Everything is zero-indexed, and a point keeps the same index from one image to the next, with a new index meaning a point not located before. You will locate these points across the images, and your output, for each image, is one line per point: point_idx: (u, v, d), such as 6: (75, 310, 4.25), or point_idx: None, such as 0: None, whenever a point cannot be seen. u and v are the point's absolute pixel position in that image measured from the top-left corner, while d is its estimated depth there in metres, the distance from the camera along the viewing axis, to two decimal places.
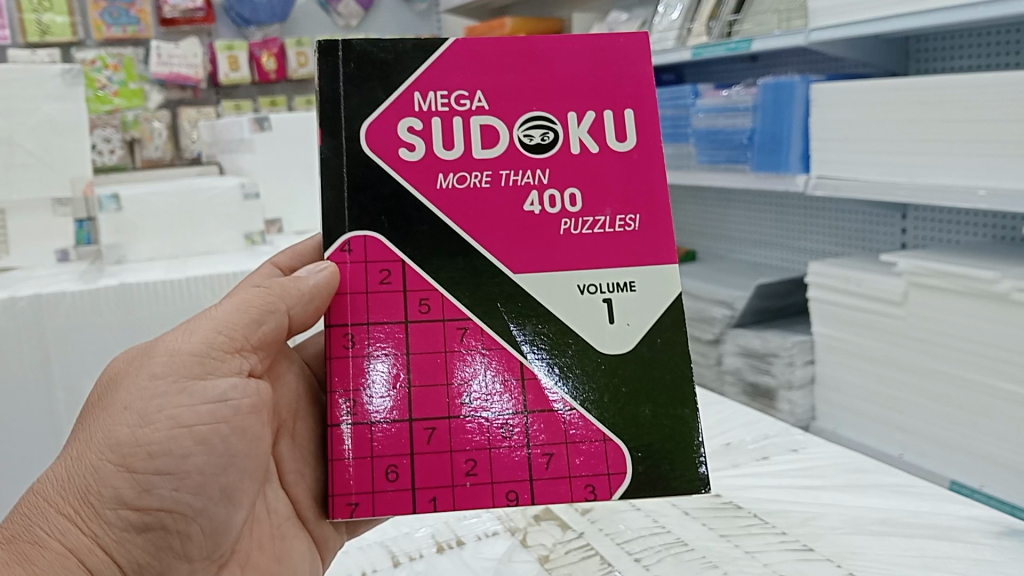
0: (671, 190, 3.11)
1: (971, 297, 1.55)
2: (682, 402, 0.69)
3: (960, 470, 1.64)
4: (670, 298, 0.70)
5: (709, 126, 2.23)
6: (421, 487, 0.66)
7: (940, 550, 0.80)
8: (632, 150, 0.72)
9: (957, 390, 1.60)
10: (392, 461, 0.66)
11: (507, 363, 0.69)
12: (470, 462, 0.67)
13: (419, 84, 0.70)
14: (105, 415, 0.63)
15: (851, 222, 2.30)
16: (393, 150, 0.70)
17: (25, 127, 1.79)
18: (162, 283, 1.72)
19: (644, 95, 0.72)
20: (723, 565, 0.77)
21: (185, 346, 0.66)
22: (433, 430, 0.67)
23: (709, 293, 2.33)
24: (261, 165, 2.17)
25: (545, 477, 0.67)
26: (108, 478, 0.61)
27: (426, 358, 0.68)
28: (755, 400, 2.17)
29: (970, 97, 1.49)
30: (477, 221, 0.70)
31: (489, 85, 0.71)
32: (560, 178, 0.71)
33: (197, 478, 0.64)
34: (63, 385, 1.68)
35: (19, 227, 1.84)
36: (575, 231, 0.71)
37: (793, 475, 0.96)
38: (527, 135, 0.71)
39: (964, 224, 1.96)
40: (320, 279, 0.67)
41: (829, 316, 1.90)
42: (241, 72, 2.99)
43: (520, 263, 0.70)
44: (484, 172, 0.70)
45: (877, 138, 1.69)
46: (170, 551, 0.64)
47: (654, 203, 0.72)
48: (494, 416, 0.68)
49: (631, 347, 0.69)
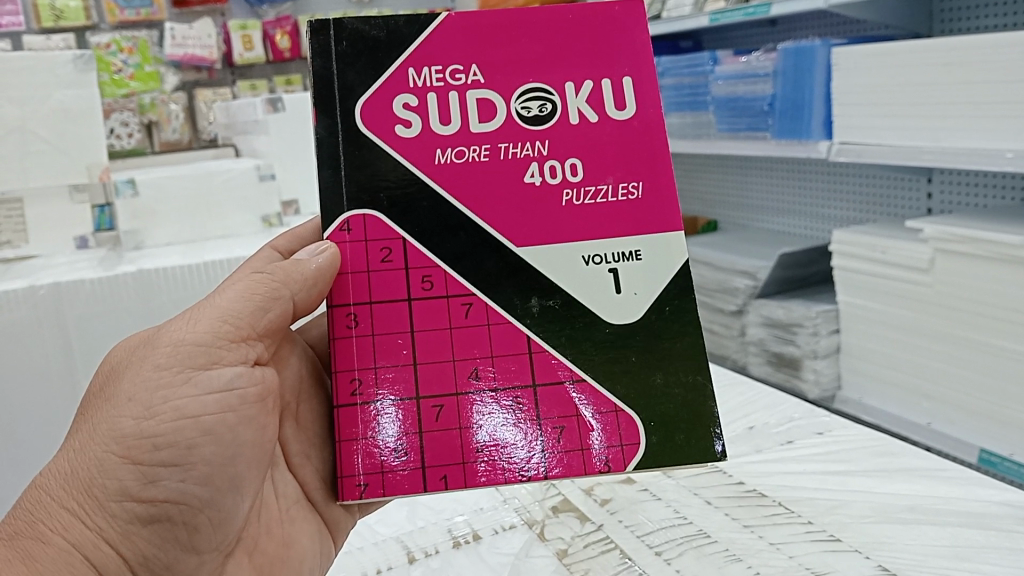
0: (692, 160, 3.07)
1: (998, 263, 1.51)
2: (695, 369, 0.67)
3: (989, 438, 1.61)
4: (676, 266, 0.68)
5: (728, 94, 2.19)
6: (431, 466, 0.64)
7: (973, 539, 0.77)
8: (631, 118, 0.70)
9: (987, 359, 1.57)
10: (402, 440, 0.64)
11: (514, 340, 0.67)
12: (480, 438, 0.65)
13: (413, 60, 0.69)
14: (109, 406, 0.62)
15: (874, 188, 2.26)
16: (388, 127, 0.68)
17: (39, 114, 1.78)
18: (180, 268, 1.71)
19: (641, 63, 0.70)
20: (747, 558, 0.75)
21: (190, 336, 0.65)
22: (441, 408, 0.65)
23: (732, 264, 2.30)
24: (276, 146, 2.14)
25: (558, 451, 0.65)
26: (112, 470, 0.60)
27: (430, 335, 0.66)
28: (780, 369, 2.15)
29: (994, 57, 1.45)
30: (478, 195, 0.68)
31: (483, 59, 0.69)
32: (560, 148, 0.69)
33: (205, 468, 0.63)
34: (87, 372, 1.69)
35: (37, 215, 1.84)
36: (577, 201, 0.69)
37: (819, 460, 0.94)
38: (525, 107, 0.69)
39: (991, 187, 1.92)
40: (322, 262, 0.66)
41: (854, 284, 1.87)
42: (256, 51, 2.99)
43: (519, 238, 0.68)
44: (482, 146, 0.69)
45: (901, 102, 1.65)
46: (178, 543, 0.63)
47: (656, 170, 0.70)
48: (501, 391, 0.66)
49: (640, 316, 0.67)
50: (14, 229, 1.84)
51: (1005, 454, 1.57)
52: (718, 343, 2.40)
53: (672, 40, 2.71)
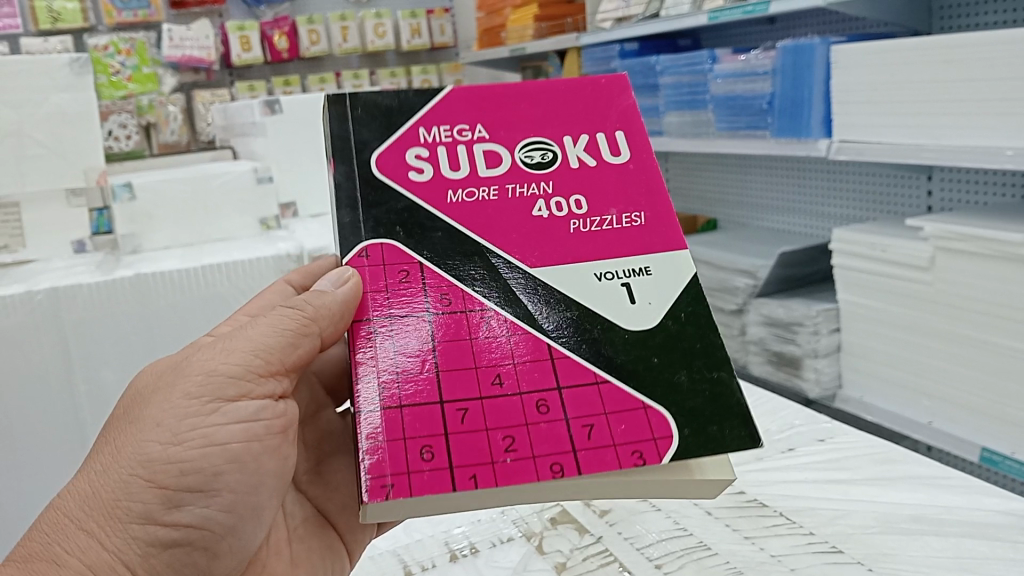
0: (691, 159, 3.07)
1: (998, 261, 1.50)
2: (718, 365, 0.63)
3: (990, 437, 1.61)
4: (687, 280, 0.67)
5: (727, 92, 2.18)
6: (458, 466, 0.57)
7: (977, 551, 0.76)
8: (627, 162, 0.72)
9: (988, 358, 1.56)
10: (426, 441, 0.58)
11: (534, 347, 0.63)
12: (508, 438, 0.59)
13: (422, 122, 0.71)
14: (135, 430, 0.62)
15: (874, 186, 2.26)
16: (401, 172, 0.68)
17: (34, 118, 1.77)
18: (178, 271, 1.70)
19: (631, 121, 0.74)
20: (748, 570, 0.74)
21: (223, 366, 0.65)
22: (466, 411, 0.60)
23: (731, 263, 2.30)
24: (273, 147, 2.14)
25: (588, 447, 0.59)
26: (137, 495, 0.60)
27: (451, 345, 0.62)
28: (781, 368, 2.14)
29: (994, 54, 1.44)
30: (489, 227, 0.67)
31: (487, 119, 0.72)
32: (564, 187, 0.70)
33: (226, 496, 0.65)
34: (84, 377, 1.68)
35: (34, 219, 1.84)
36: (586, 230, 0.68)
37: (821, 468, 0.93)
38: (529, 155, 0.70)
39: (991, 184, 1.91)
40: (344, 293, 0.64)
41: (854, 283, 1.86)
42: (253, 52, 2.99)
43: (534, 260, 0.66)
44: (491, 188, 0.69)
45: (900, 99, 1.64)
46: (194, 566, 0.64)
47: (655, 203, 0.70)
48: (527, 394, 0.61)
49: (657, 322, 0.65)
50: (10, 233, 1.82)
51: (1006, 453, 1.57)
52: None
53: (671, 39, 2.70)
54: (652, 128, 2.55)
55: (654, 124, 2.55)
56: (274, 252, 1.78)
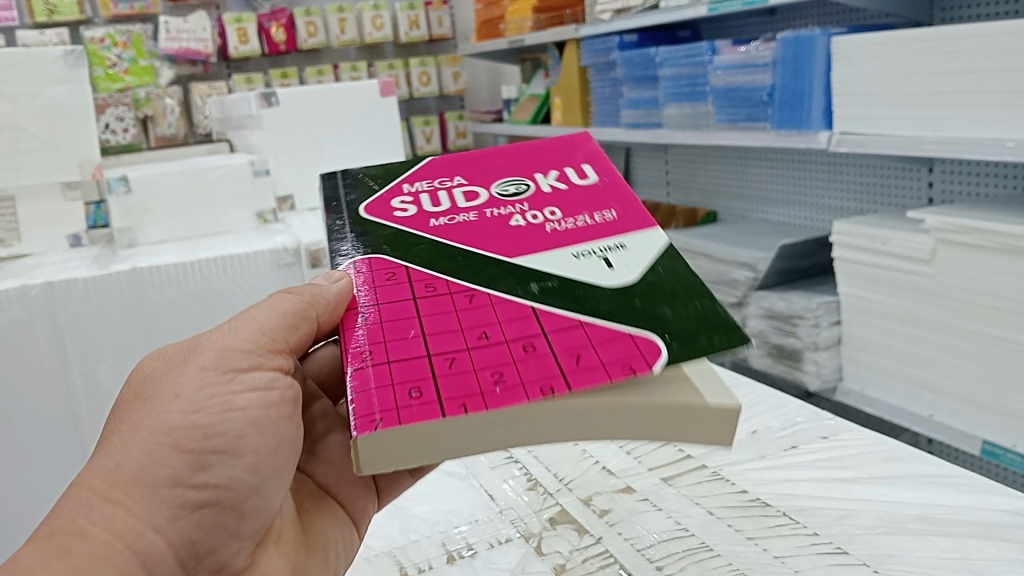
0: (690, 151, 3.05)
1: (1000, 254, 1.49)
2: (698, 296, 0.62)
3: (991, 430, 1.60)
4: (662, 248, 0.67)
5: (727, 84, 2.16)
6: (448, 400, 0.55)
7: (985, 552, 0.74)
8: (598, 183, 0.74)
9: (990, 350, 1.55)
10: (414, 384, 0.56)
11: (518, 308, 0.62)
12: (496, 374, 0.57)
13: (407, 182, 0.76)
14: (153, 404, 0.63)
15: (875, 178, 2.24)
16: (387, 213, 0.72)
17: (30, 111, 1.76)
18: (175, 266, 1.69)
19: (597, 158, 0.78)
20: (752, 573, 0.72)
21: (233, 342, 0.68)
22: (453, 359, 0.58)
23: (731, 255, 2.28)
24: (270, 140, 2.12)
25: (578, 370, 0.57)
26: (163, 459, 0.60)
27: (437, 314, 0.62)
28: (781, 361, 2.13)
29: (997, 45, 1.42)
30: (470, 237, 0.68)
31: (465, 173, 0.76)
32: (539, 202, 0.72)
33: (251, 457, 0.65)
34: (80, 371, 1.67)
35: (29, 212, 1.82)
36: (562, 227, 0.69)
37: (824, 466, 0.91)
38: (504, 189, 0.74)
39: (994, 176, 1.90)
40: (337, 289, 0.66)
41: (855, 276, 1.85)
42: (251, 44, 2.97)
43: (509, 251, 0.67)
44: (470, 213, 0.71)
45: (901, 91, 1.63)
46: (223, 528, 0.64)
47: (626, 204, 0.72)
48: (513, 340, 0.60)
49: (637, 276, 0.64)
50: (5, 228, 1.81)
51: (1007, 446, 1.56)
52: None
53: (670, 30, 2.68)
54: (651, 120, 2.54)
55: (653, 116, 2.54)
56: (271, 246, 1.76)
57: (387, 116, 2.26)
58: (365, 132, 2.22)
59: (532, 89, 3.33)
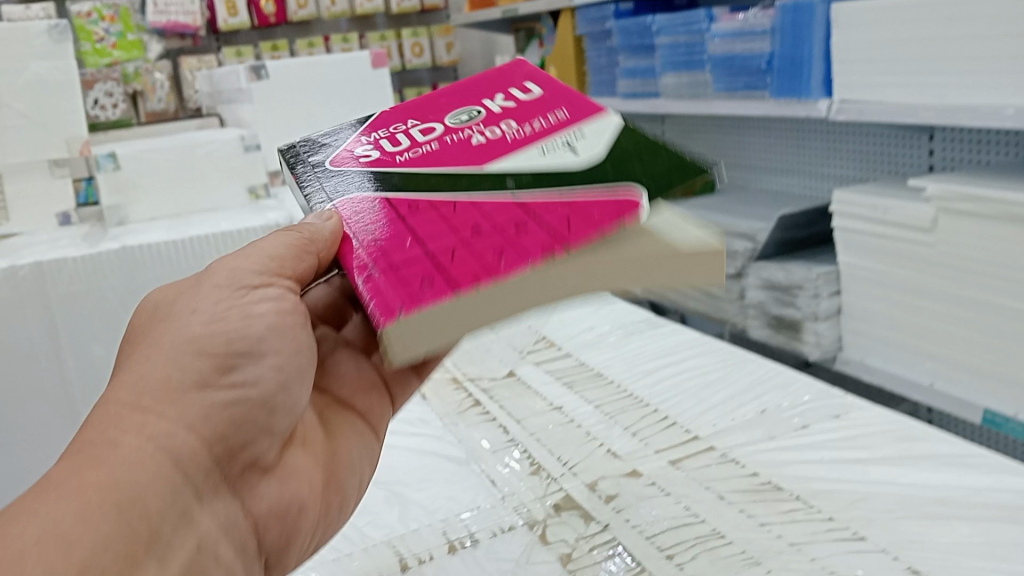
0: (687, 120, 3.02)
1: (1004, 223, 1.46)
2: (656, 155, 0.69)
3: (993, 399, 1.58)
4: (617, 125, 0.73)
5: (725, 52, 2.12)
6: (461, 282, 0.58)
7: (1008, 536, 0.71)
8: (541, 93, 0.79)
9: (993, 320, 1.53)
10: (424, 276, 0.59)
11: (501, 203, 0.66)
12: (497, 252, 0.60)
13: (362, 132, 0.78)
14: (172, 321, 0.63)
15: (875, 145, 2.21)
16: (354, 161, 0.74)
17: (12, 88, 1.72)
18: (165, 244, 1.65)
19: (531, 74, 0.82)
20: (766, 561, 0.70)
21: (243, 264, 0.68)
22: (454, 250, 0.61)
23: (730, 226, 2.25)
24: (261, 115, 2.08)
25: (572, 235, 0.61)
26: (188, 365, 0.60)
27: (427, 221, 0.65)
28: (779, 332, 2.12)
29: (1003, 9, 1.38)
30: (441, 161, 0.71)
31: (415, 114, 0.79)
32: (496, 119, 0.76)
33: (272, 358, 0.65)
34: (71, 353, 1.64)
35: (16, 191, 1.78)
36: (524, 133, 0.73)
37: (838, 447, 0.87)
38: (460, 117, 0.77)
39: (995, 143, 1.87)
40: (330, 226, 0.67)
41: (855, 246, 1.83)
42: (240, 16, 2.93)
43: (479, 159, 0.71)
44: (435, 143, 0.74)
45: (903, 57, 1.59)
46: (256, 424, 0.63)
47: (572, 101, 0.77)
48: (504, 225, 0.63)
49: (603, 152, 0.69)
50: None
51: (1009, 415, 1.55)
52: (716, 306, 2.37)
53: None
54: (648, 89, 2.50)
55: (650, 86, 2.50)
56: (264, 221, 1.74)
57: (378, 88, 2.22)
58: (356, 105, 2.19)
59: (527, 59, 3.29)
